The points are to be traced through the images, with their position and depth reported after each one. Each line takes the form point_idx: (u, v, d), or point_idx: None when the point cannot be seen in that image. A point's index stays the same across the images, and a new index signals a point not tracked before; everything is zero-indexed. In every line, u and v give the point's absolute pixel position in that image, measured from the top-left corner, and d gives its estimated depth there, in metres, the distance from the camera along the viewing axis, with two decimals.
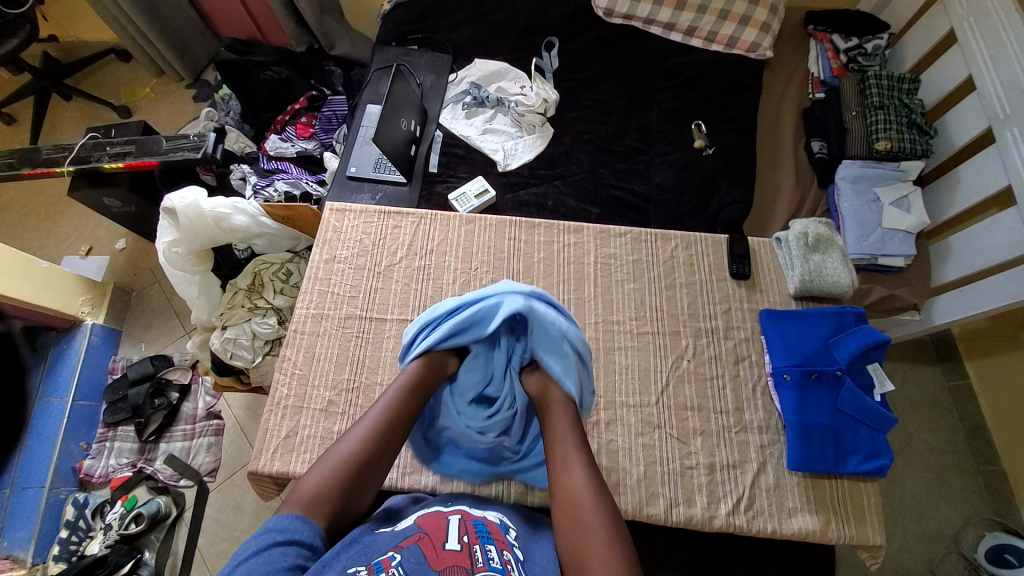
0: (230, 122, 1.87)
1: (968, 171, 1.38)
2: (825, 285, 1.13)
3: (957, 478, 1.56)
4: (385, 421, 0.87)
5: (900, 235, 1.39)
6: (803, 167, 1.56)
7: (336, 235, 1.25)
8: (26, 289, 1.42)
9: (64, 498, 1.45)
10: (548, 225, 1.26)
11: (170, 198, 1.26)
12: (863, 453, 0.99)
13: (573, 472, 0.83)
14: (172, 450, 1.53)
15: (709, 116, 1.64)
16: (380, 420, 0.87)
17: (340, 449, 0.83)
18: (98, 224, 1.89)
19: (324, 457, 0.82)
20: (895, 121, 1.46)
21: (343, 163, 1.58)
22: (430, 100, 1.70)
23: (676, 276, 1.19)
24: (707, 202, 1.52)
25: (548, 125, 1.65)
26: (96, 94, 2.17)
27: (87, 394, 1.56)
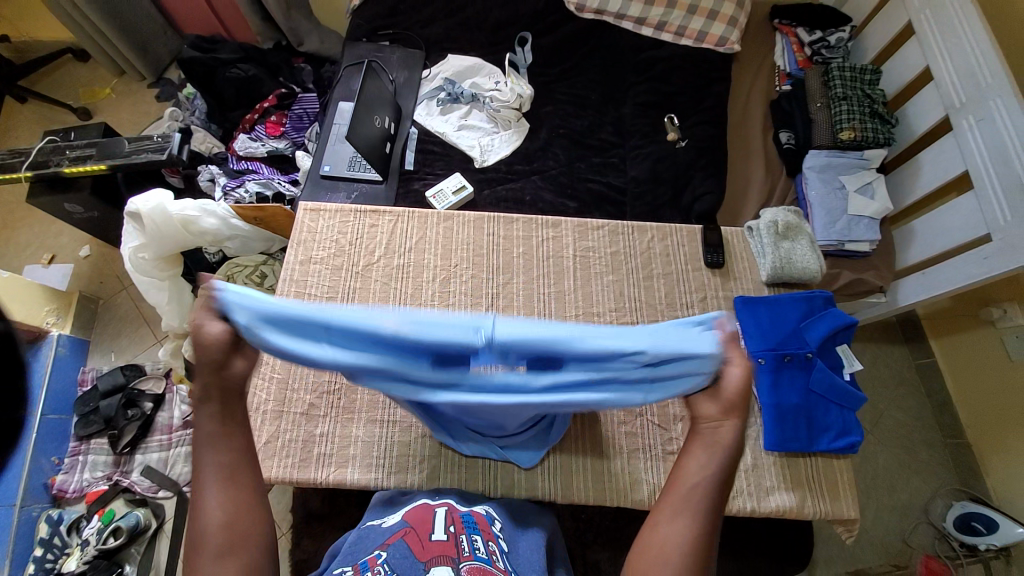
0: (196, 122, 1.82)
1: (928, 159, 1.44)
2: (795, 272, 1.17)
3: (923, 451, 1.64)
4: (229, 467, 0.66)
5: (865, 221, 1.45)
6: (773, 159, 1.61)
7: (311, 236, 1.23)
8: None
9: (37, 515, 1.39)
10: (527, 220, 1.27)
11: (134, 202, 1.21)
12: (835, 431, 1.03)
13: (678, 528, 0.66)
14: (148, 462, 1.49)
15: (681, 109, 1.67)
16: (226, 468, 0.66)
17: (209, 528, 0.63)
18: (59, 231, 1.81)
19: (193, 549, 0.63)
20: (859, 111, 1.51)
21: (317, 162, 1.55)
22: (404, 96, 1.69)
23: (653, 267, 1.21)
24: (682, 194, 1.55)
25: (524, 120, 1.66)
26: (52, 95, 2.08)
27: (56, 407, 1.48)
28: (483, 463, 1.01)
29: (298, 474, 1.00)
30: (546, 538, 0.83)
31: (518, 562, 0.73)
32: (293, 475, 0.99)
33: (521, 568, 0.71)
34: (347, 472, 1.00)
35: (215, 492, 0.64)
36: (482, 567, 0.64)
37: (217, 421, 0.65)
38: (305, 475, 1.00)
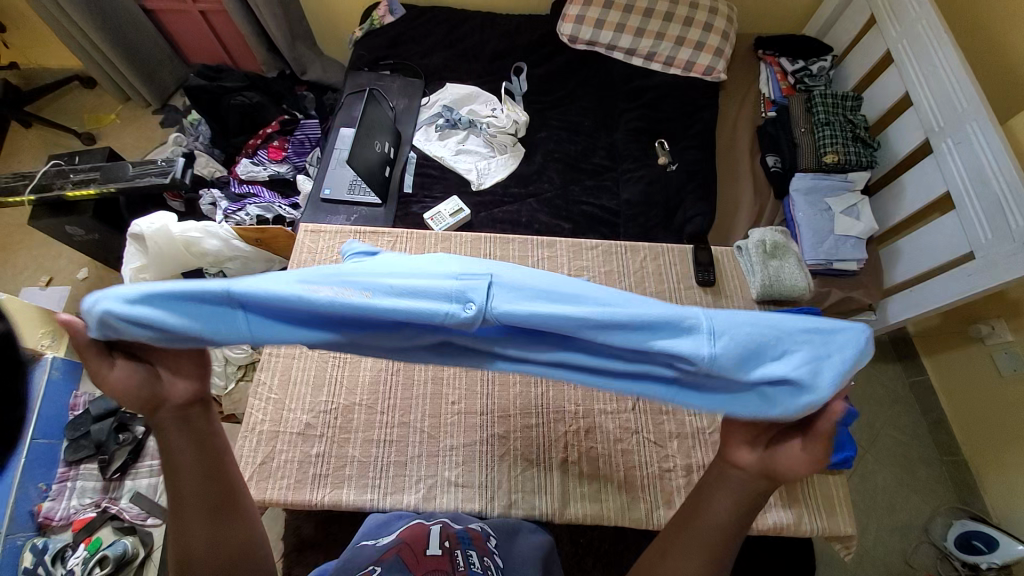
0: (199, 147, 1.87)
1: (910, 180, 1.50)
2: (785, 289, 1.20)
3: (920, 470, 1.64)
4: (206, 492, 0.63)
5: (852, 241, 1.49)
6: (761, 182, 1.67)
7: (311, 256, 1.25)
8: None
9: (21, 543, 1.35)
10: (523, 241, 1.30)
11: (138, 224, 1.24)
12: (829, 446, 1.03)
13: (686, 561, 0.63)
14: (137, 488, 1.47)
15: (671, 135, 1.73)
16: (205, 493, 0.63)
17: (196, 555, 0.62)
18: (58, 253, 1.83)
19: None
20: (841, 136, 1.57)
21: (317, 185, 1.59)
22: (404, 122, 1.74)
23: (647, 285, 1.24)
24: (673, 216, 1.59)
25: (519, 145, 1.71)
26: (58, 120, 2.13)
27: (46, 431, 1.46)
28: (480, 482, 1.01)
29: (293, 496, 0.98)
30: (546, 548, 0.86)
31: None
32: (287, 497, 0.98)
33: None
34: (342, 493, 0.99)
35: (199, 520, 0.62)
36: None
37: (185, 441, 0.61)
38: (300, 496, 0.99)
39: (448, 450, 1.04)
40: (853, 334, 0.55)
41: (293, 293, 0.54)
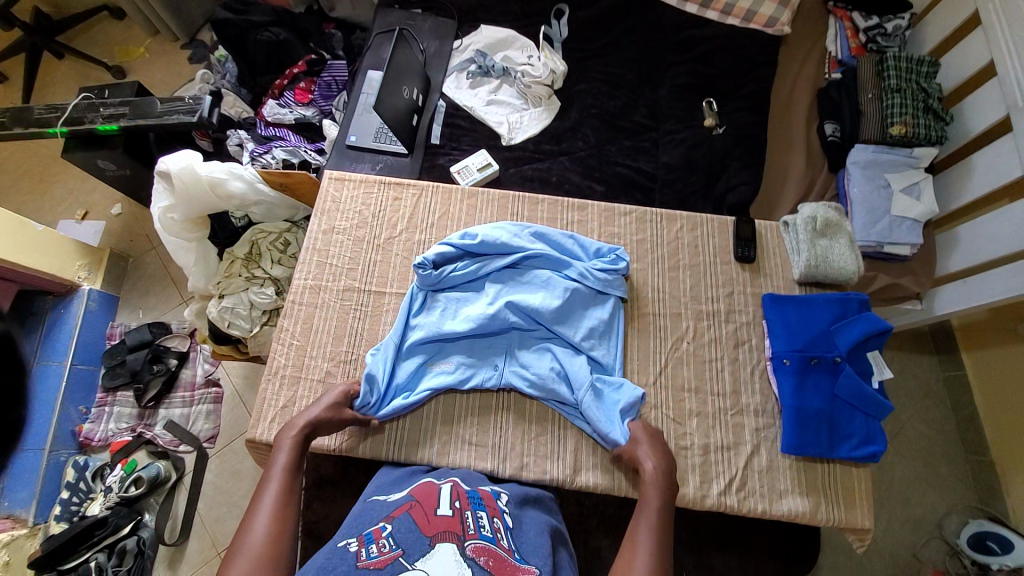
0: (226, 86, 1.80)
1: (982, 161, 1.35)
2: (831, 271, 1.12)
3: (944, 466, 1.59)
4: (285, 491, 0.79)
5: (908, 223, 1.37)
6: (815, 150, 1.53)
7: (334, 205, 1.23)
8: (23, 255, 1.40)
9: (64, 460, 1.47)
10: (552, 201, 1.24)
11: (164, 161, 1.23)
12: (857, 439, 0.99)
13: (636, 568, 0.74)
14: (170, 417, 1.55)
15: (721, 94, 1.59)
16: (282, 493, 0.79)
17: (253, 539, 0.72)
18: (92, 188, 1.85)
19: (236, 553, 0.71)
20: (912, 105, 1.41)
21: (343, 131, 1.54)
22: (434, 67, 1.64)
23: (681, 257, 1.18)
24: (715, 184, 1.49)
25: (555, 97, 1.60)
26: (89, 52, 2.10)
27: (85, 358, 1.55)
28: (494, 443, 1.02)
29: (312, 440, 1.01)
30: (551, 523, 0.83)
31: (521, 542, 0.72)
32: None
33: (524, 550, 0.70)
34: (359, 443, 1.01)
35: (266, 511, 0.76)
36: (487, 547, 0.64)
37: (293, 451, 0.85)
38: (318, 441, 1.01)
39: (463, 409, 1.04)
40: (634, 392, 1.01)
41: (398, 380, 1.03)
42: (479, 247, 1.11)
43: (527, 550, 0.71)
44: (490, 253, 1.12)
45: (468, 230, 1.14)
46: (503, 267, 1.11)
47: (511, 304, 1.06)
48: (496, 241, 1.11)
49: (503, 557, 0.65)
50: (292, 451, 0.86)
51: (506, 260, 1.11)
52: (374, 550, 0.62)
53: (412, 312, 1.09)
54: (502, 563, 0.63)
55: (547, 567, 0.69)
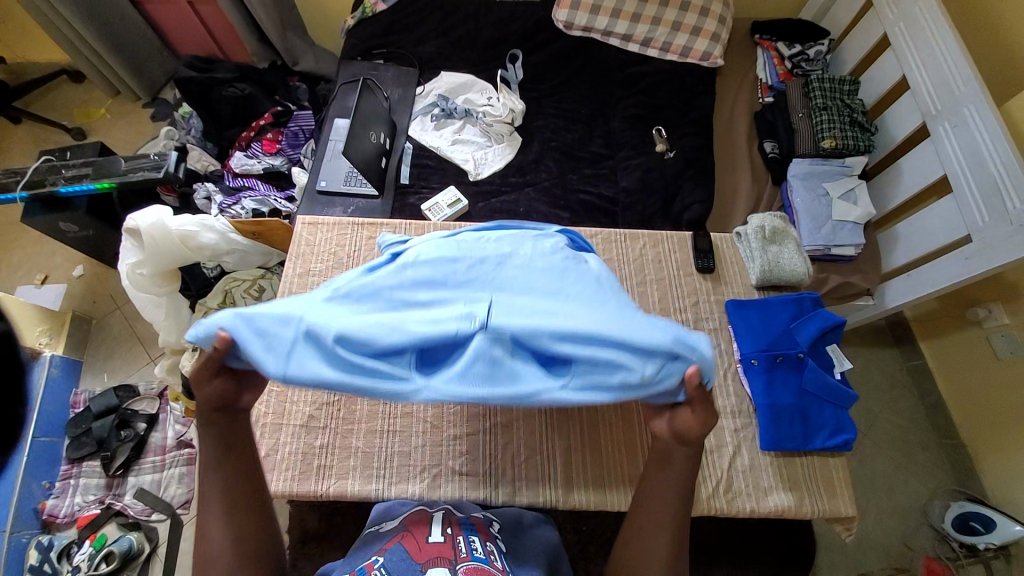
0: (190, 140, 1.85)
1: (908, 164, 1.50)
2: (784, 274, 1.20)
3: (919, 452, 1.66)
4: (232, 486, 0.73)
5: (849, 226, 1.49)
6: (759, 168, 1.65)
7: (309, 249, 1.24)
8: None
9: (26, 541, 1.36)
10: (523, 230, 1.29)
11: (133, 218, 1.22)
12: (829, 429, 1.04)
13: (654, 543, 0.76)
14: (141, 484, 1.47)
15: (668, 121, 1.72)
16: (229, 487, 0.72)
17: (214, 549, 0.70)
18: (53, 251, 1.81)
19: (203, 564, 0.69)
20: (839, 120, 1.56)
21: (313, 178, 1.57)
22: (399, 112, 1.72)
23: (647, 272, 1.24)
24: (672, 203, 1.59)
25: (516, 134, 1.70)
26: (48, 116, 2.09)
27: (47, 429, 1.46)
28: (485, 470, 1.02)
29: (297, 487, 0.99)
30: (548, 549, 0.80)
31: (515, 566, 0.72)
32: (290, 488, 0.99)
33: (519, 572, 0.71)
34: (347, 482, 1.00)
35: (218, 519, 0.71)
36: (479, 567, 0.64)
37: (222, 444, 0.73)
38: (305, 487, 0.99)
39: (451, 439, 1.04)
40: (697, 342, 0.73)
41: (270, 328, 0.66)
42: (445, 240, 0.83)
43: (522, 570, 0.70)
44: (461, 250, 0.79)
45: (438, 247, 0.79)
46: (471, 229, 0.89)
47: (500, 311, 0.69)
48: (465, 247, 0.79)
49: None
50: (219, 444, 0.73)
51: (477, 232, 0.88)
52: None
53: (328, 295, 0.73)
54: None
55: None
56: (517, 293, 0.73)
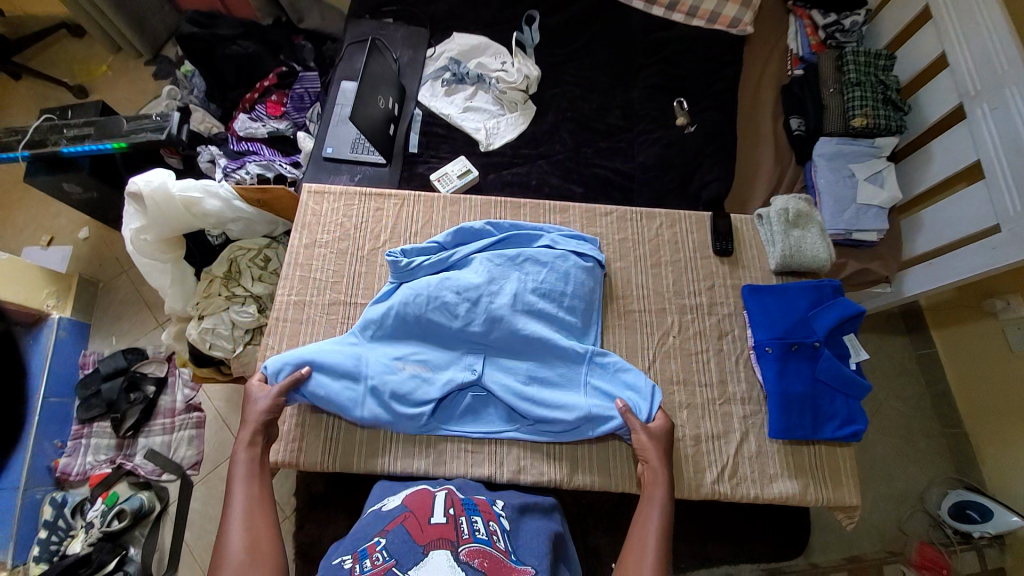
0: (194, 100, 1.79)
1: (939, 147, 1.42)
2: (805, 260, 1.16)
3: (923, 441, 1.66)
4: (253, 504, 0.83)
5: (874, 210, 1.43)
6: (783, 147, 1.58)
7: (315, 219, 1.21)
8: None
9: (40, 498, 1.41)
10: (535, 205, 1.25)
11: (136, 181, 1.19)
12: (840, 419, 1.03)
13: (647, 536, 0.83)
14: (151, 445, 1.50)
15: (691, 94, 1.64)
16: (250, 503, 0.83)
17: (231, 557, 0.76)
18: (58, 212, 1.79)
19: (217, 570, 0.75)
20: (872, 97, 1.47)
21: (319, 144, 1.52)
22: (408, 76, 1.63)
23: (662, 254, 1.20)
24: (689, 181, 1.53)
25: (530, 102, 1.63)
26: (48, 72, 2.02)
27: (57, 390, 1.49)
28: (490, 448, 1.02)
29: (302, 460, 0.99)
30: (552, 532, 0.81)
31: (517, 545, 0.73)
32: (296, 461, 0.99)
33: (521, 552, 0.71)
34: (351, 459, 1.00)
35: (237, 529, 0.79)
36: (481, 550, 0.64)
37: (253, 464, 0.88)
38: (312, 459, 1.00)
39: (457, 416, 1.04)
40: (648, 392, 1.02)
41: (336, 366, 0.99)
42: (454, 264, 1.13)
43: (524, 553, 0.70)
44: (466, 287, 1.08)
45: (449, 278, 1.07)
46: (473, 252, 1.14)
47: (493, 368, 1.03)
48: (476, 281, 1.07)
49: (498, 558, 0.64)
50: (251, 467, 0.87)
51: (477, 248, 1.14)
52: (368, 564, 0.62)
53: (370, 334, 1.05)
54: (497, 565, 0.63)
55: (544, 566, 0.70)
56: (509, 353, 1.05)
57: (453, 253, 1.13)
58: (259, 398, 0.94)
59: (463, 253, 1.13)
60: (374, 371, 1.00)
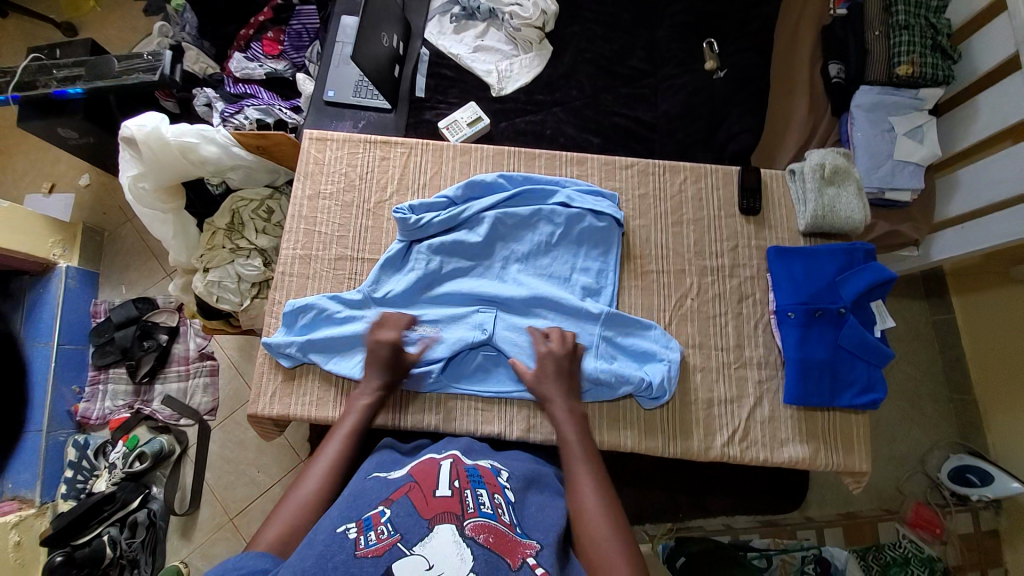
0: (185, 38, 1.61)
1: (987, 101, 1.29)
2: (837, 221, 1.09)
3: (930, 405, 1.65)
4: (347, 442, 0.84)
5: (911, 167, 1.33)
6: (820, 98, 1.44)
7: (318, 168, 1.15)
8: (4, 234, 1.34)
9: (64, 440, 1.46)
10: (550, 156, 1.18)
11: (127, 125, 1.14)
12: (859, 386, 1.01)
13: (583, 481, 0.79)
14: (167, 392, 1.53)
15: (723, 35, 1.51)
16: (341, 458, 0.82)
17: (294, 503, 0.75)
18: (56, 158, 1.73)
19: (281, 507, 0.75)
20: (920, 43, 1.33)
21: (319, 87, 1.42)
22: (414, 10, 1.51)
23: (684, 212, 1.14)
24: (716, 132, 1.43)
25: (547, 42, 1.50)
26: (32, 7, 1.89)
27: (71, 337, 1.51)
28: (501, 407, 1.02)
29: (316, 413, 1.00)
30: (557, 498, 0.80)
31: (523, 517, 0.71)
32: (312, 413, 1.00)
33: (526, 524, 0.69)
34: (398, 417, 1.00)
35: (316, 476, 0.79)
36: (487, 524, 0.63)
37: (359, 422, 0.87)
38: (324, 412, 1.00)
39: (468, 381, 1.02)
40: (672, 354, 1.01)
41: (346, 332, 1.00)
42: (460, 226, 1.09)
43: (530, 525, 0.69)
44: (476, 249, 1.07)
45: (457, 242, 1.06)
46: (481, 211, 1.09)
47: (504, 329, 1.01)
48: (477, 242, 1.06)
49: (504, 532, 0.64)
50: (355, 420, 0.88)
51: (486, 207, 1.09)
52: (373, 537, 0.60)
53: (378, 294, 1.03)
54: (503, 539, 0.62)
55: (549, 540, 0.68)
56: (519, 311, 1.03)
57: (462, 209, 1.08)
58: (383, 356, 0.94)
59: (474, 210, 1.08)
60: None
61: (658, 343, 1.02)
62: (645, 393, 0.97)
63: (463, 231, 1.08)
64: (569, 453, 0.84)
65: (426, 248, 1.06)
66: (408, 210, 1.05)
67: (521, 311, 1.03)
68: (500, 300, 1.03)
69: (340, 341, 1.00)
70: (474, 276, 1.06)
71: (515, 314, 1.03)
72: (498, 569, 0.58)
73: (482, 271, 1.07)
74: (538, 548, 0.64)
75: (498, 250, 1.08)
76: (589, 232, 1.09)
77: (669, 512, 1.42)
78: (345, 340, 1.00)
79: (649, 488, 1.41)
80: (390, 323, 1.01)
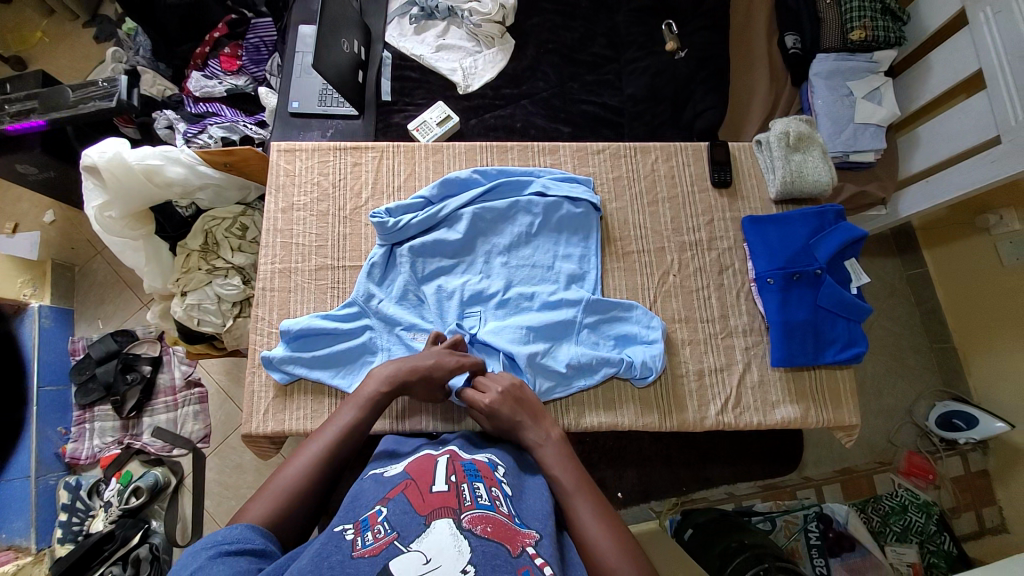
0: (141, 62, 1.60)
1: (939, 58, 1.33)
2: (806, 185, 1.11)
3: (912, 357, 1.70)
4: (347, 429, 0.79)
5: (872, 129, 1.37)
6: (779, 68, 1.47)
7: (289, 179, 1.14)
8: None
9: (55, 483, 1.42)
10: (522, 147, 1.18)
11: (88, 154, 1.11)
12: (841, 343, 1.04)
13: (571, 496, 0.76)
14: (157, 423, 1.49)
15: (679, 15, 1.53)
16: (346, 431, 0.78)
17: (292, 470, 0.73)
18: (17, 196, 1.67)
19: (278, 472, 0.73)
20: (870, 7, 1.37)
21: (283, 98, 1.40)
22: (372, 15, 1.50)
23: (659, 190, 1.16)
24: (682, 110, 1.45)
25: (508, 35, 1.50)
26: None
27: (52, 378, 1.46)
28: None
29: (311, 426, 0.99)
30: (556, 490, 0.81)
31: (522, 507, 0.71)
32: (307, 427, 0.99)
33: (525, 514, 0.69)
34: (403, 424, 1.00)
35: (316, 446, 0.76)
36: (485, 515, 0.63)
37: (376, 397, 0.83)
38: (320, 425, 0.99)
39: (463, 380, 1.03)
40: (657, 330, 1.03)
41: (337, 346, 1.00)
42: (439, 225, 1.08)
43: (528, 515, 0.70)
44: (456, 246, 1.07)
45: (437, 243, 1.06)
46: (458, 208, 1.09)
47: (494, 325, 1.00)
48: (458, 240, 1.07)
49: (502, 522, 0.63)
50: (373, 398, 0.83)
51: (463, 204, 1.08)
52: (370, 537, 0.60)
53: (365, 302, 1.02)
54: (502, 529, 0.62)
55: (548, 529, 0.68)
56: (507, 304, 1.03)
57: (438, 207, 1.08)
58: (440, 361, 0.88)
59: (452, 207, 1.08)
60: (384, 338, 1.01)
61: (643, 322, 1.04)
62: (638, 373, 0.99)
63: (443, 229, 1.08)
64: (562, 485, 0.77)
65: (406, 250, 1.05)
66: (385, 214, 1.05)
67: (509, 305, 1.03)
68: (485, 296, 1.03)
69: (335, 357, 1.00)
70: (457, 274, 1.06)
71: (502, 308, 1.03)
72: (498, 557, 0.57)
73: (465, 268, 1.07)
74: (537, 537, 0.64)
75: (479, 245, 1.08)
76: (567, 219, 1.10)
77: (673, 487, 1.45)
78: (337, 353, 0.99)
79: (651, 464, 1.45)
80: (385, 329, 1.01)
